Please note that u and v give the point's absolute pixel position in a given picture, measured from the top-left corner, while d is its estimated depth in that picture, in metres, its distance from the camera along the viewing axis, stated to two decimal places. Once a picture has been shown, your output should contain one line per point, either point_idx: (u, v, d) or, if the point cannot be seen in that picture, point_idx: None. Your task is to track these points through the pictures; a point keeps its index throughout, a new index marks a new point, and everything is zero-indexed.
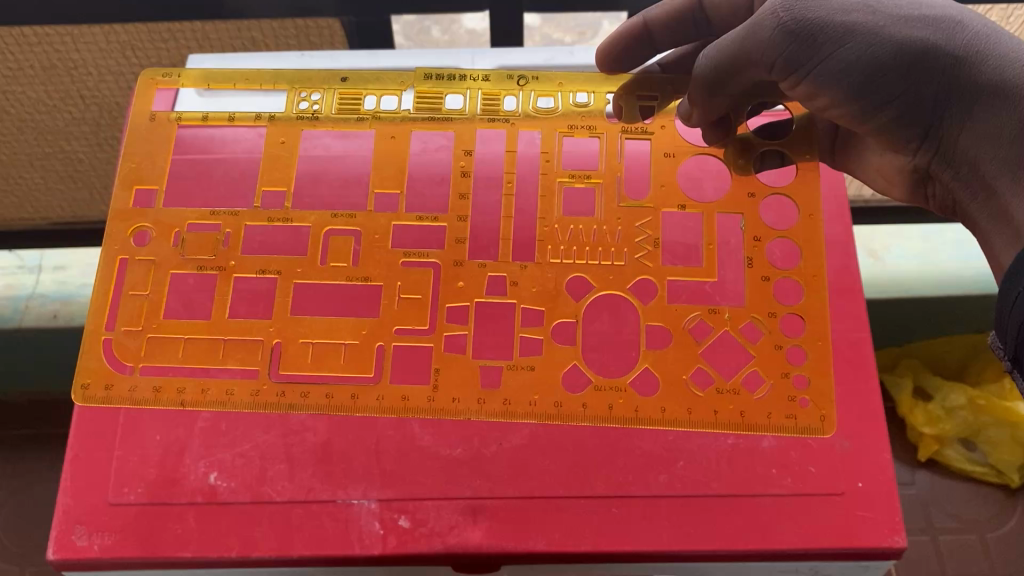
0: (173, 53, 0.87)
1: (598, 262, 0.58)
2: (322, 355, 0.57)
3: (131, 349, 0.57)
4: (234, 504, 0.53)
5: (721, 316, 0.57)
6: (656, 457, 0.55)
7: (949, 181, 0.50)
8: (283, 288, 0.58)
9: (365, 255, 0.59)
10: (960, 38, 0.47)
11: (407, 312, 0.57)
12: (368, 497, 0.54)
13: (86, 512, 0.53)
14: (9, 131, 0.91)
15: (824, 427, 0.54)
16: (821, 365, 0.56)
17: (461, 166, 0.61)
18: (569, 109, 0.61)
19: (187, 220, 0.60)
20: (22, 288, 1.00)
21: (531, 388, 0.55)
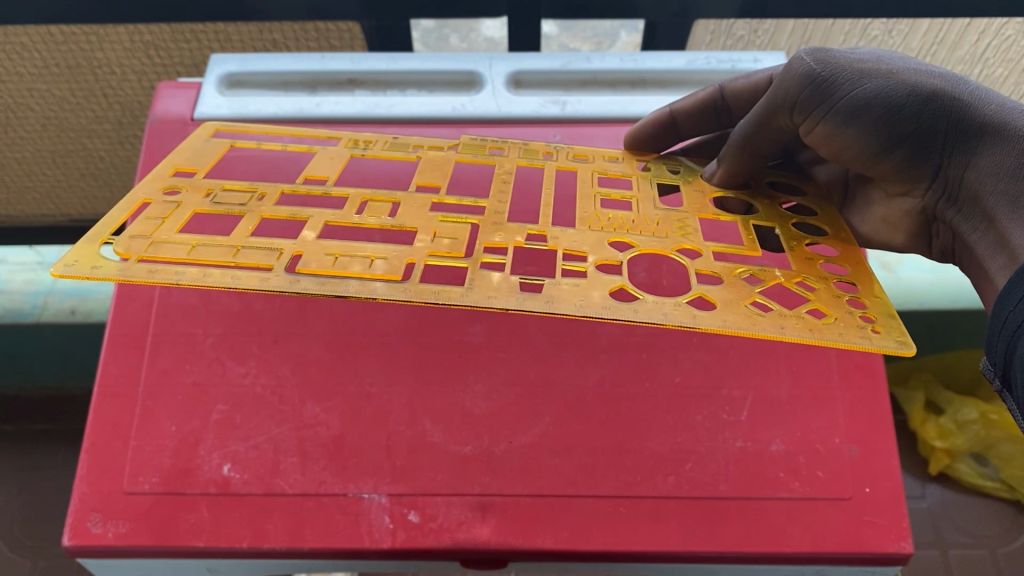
0: (196, 54, 0.88)
1: (640, 233, 0.56)
2: (346, 263, 0.51)
3: (134, 249, 0.51)
4: (247, 496, 0.54)
5: (767, 273, 0.53)
6: (665, 458, 0.55)
7: (951, 219, 0.52)
8: (312, 226, 0.55)
9: (403, 212, 0.57)
10: (964, 87, 0.50)
11: (442, 245, 0.53)
12: (379, 492, 0.54)
13: (102, 500, 0.54)
14: (33, 130, 0.92)
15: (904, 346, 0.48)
16: (884, 308, 0.51)
17: (501, 174, 0.62)
18: (603, 162, 0.64)
19: (223, 185, 0.59)
20: (41, 284, 1.00)
21: (576, 295, 0.49)
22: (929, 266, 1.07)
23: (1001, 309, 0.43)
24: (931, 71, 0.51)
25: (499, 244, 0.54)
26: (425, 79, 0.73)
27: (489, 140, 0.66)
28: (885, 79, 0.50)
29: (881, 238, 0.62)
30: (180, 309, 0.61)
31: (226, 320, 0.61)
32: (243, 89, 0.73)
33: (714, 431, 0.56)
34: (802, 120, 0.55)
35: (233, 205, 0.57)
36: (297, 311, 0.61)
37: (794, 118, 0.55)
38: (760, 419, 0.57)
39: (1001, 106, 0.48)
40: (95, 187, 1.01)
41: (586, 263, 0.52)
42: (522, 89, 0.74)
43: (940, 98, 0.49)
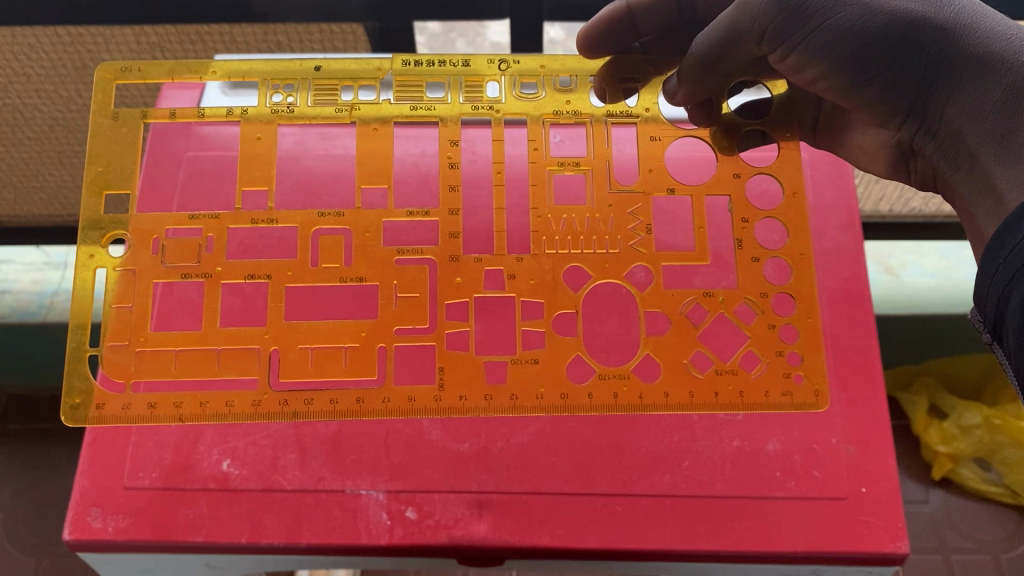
0: (201, 56, 0.88)
1: (596, 254, 0.58)
2: (322, 360, 0.56)
3: (123, 366, 0.56)
4: (246, 491, 0.55)
5: (713, 298, 0.58)
6: (661, 457, 0.56)
7: (933, 154, 0.53)
8: (274, 294, 0.57)
9: (358, 253, 0.58)
10: (944, 12, 0.48)
11: (405, 312, 0.57)
12: (376, 488, 0.55)
13: (102, 494, 0.55)
14: (41, 129, 0.92)
15: (819, 402, 0.55)
16: (814, 342, 0.57)
17: (448, 149, 0.59)
18: (554, 94, 0.60)
19: (166, 226, 0.58)
20: (47, 284, 1.08)
21: (538, 380, 0.55)
22: (932, 270, 1.10)
23: (994, 250, 0.43)
24: None
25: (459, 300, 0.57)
26: None
27: (424, 60, 0.60)
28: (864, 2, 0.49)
29: (859, 167, 0.62)
30: (181, 306, 0.60)
31: None
32: None
33: (711, 430, 0.57)
34: (773, 51, 0.54)
35: (188, 261, 0.58)
36: None
37: (765, 49, 0.54)
38: (757, 418, 0.57)
39: (984, 30, 0.47)
40: None
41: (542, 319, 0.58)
42: None
43: (919, 25, 0.48)
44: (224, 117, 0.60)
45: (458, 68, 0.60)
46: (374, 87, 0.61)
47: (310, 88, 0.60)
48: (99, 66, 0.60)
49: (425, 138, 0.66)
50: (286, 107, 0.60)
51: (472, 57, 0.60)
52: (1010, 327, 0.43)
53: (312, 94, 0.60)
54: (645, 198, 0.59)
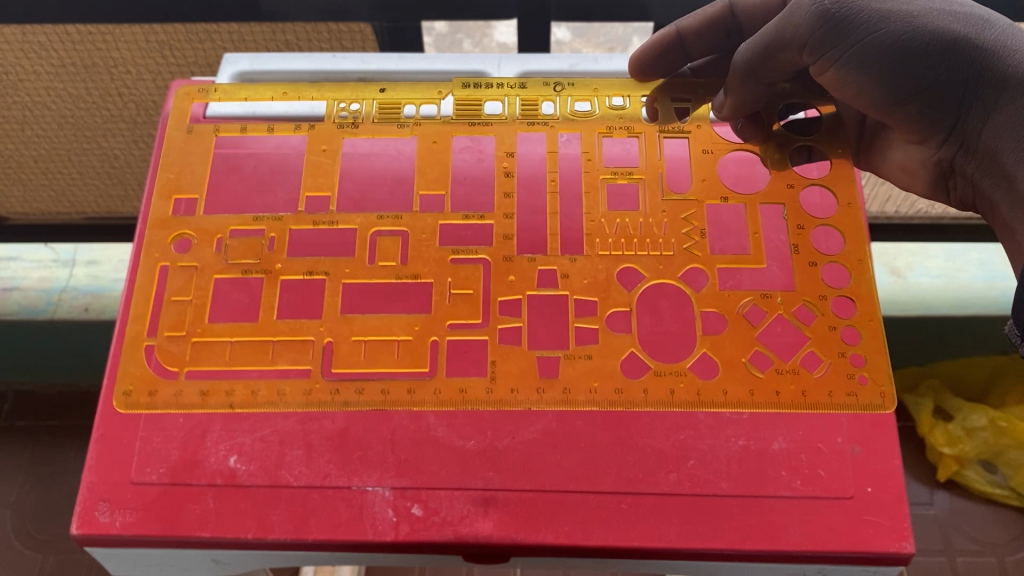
0: (209, 54, 0.87)
1: (647, 254, 0.62)
2: (375, 352, 0.60)
3: (177, 355, 0.60)
4: (253, 487, 0.55)
5: (769, 301, 0.61)
6: (667, 455, 0.55)
7: (971, 172, 0.56)
8: (332, 288, 0.61)
9: (413, 253, 0.62)
10: (986, 34, 0.52)
11: (458, 307, 0.61)
12: (383, 485, 0.55)
13: (110, 489, 0.55)
14: (50, 127, 0.93)
15: (886, 403, 0.57)
16: (874, 344, 0.60)
17: (505, 163, 0.66)
18: (606, 112, 0.68)
19: (230, 227, 0.63)
20: (56, 281, 1.09)
21: (591, 374, 0.58)
22: (938, 271, 1.09)
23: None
24: (954, 11, 0.53)
25: (511, 297, 0.61)
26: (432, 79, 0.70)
27: (483, 84, 0.69)
28: (910, 20, 0.53)
29: (901, 183, 0.67)
30: (192, 304, 0.61)
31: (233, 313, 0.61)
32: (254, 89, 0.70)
33: (716, 428, 0.56)
34: (817, 61, 0.57)
35: (250, 262, 0.62)
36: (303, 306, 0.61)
37: (808, 60, 0.57)
38: (762, 418, 0.57)
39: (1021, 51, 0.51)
40: (110, 186, 1.03)
41: (596, 316, 0.60)
42: None
43: (963, 44, 0.52)
44: (294, 131, 0.67)
45: (517, 90, 0.68)
46: (435, 103, 0.68)
47: (375, 104, 0.68)
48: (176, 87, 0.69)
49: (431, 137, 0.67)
50: (352, 121, 0.68)
51: (528, 80, 0.69)
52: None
53: (377, 109, 0.68)
54: (700, 205, 0.64)
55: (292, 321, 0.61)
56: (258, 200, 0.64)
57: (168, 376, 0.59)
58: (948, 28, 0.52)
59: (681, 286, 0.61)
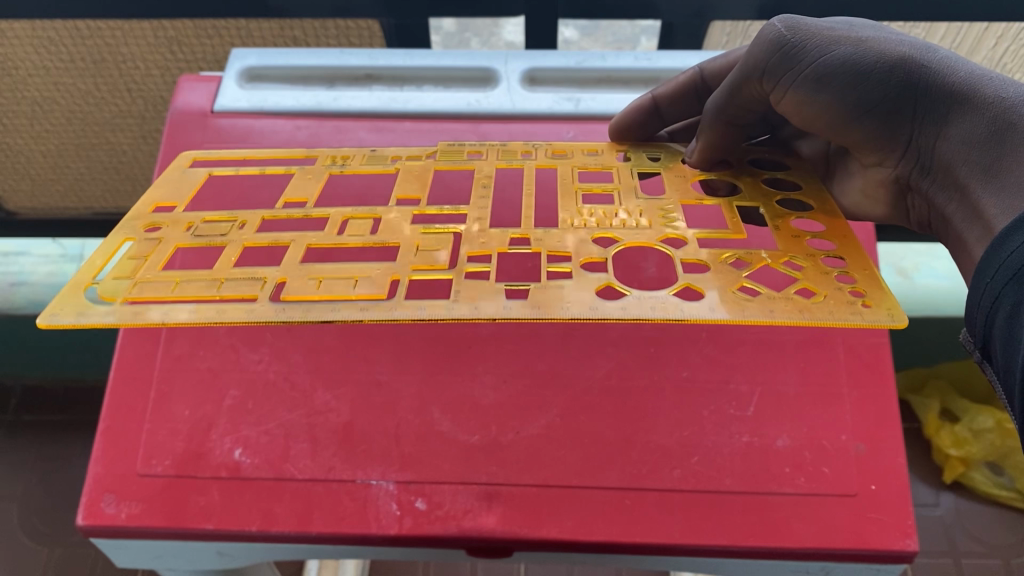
0: (217, 50, 0.88)
1: (626, 226, 0.55)
2: (330, 287, 0.50)
3: (120, 290, 0.50)
4: (258, 480, 0.55)
5: (752, 256, 0.53)
6: (671, 451, 0.55)
7: (932, 188, 0.53)
8: (294, 251, 0.53)
9: (387, 227, 0.55)
10: (934, 56, 0.50)
11: (427, 259, 0.52)
12: (387, 479, 0.55)
13: (116, 481, 0.55)
14: (57, 122, 0.94)
15: (897, 317, 0.47)
16: (874, 281, 0.51)
17: (484, 179, 0.59)
18: (584, 158, 0.63)
19: (204, 217, 0.57)
20: (63, 276, 1.09)
21: (559, 296, 0.48)
22: (947, 272, 1.09)
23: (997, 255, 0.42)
24: (902, 38, 0.51)
25: (484, 251, 0.53)
26: (439, 76, 0.70)
27: (481, 100, 0.67)
28: (855, 47, 0.51)
29: (864, 212, 0.62)
30: None
31: None
32: (263, 83, 0.70)
33: (721, 425, 0.56)
34: (775, 90, 0.55)
35: (215, 236, 0.55)
36: None
37: (766, 87, 0.56)
38: (766, 415, 0.57)
39: (967, 72, 0.49)
40: (118, 181, 1.03)
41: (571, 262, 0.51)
42: (536, 86, 0.70)
43: (909, 66, 0.50)
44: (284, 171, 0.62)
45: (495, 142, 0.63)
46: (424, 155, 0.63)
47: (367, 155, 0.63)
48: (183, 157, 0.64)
49: (438, 131, 0.66)
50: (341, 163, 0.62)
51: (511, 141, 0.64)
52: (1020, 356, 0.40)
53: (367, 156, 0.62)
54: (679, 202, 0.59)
55: (246, 270, 0.52)
56: None
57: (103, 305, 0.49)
58: (894, 52, 0.50)
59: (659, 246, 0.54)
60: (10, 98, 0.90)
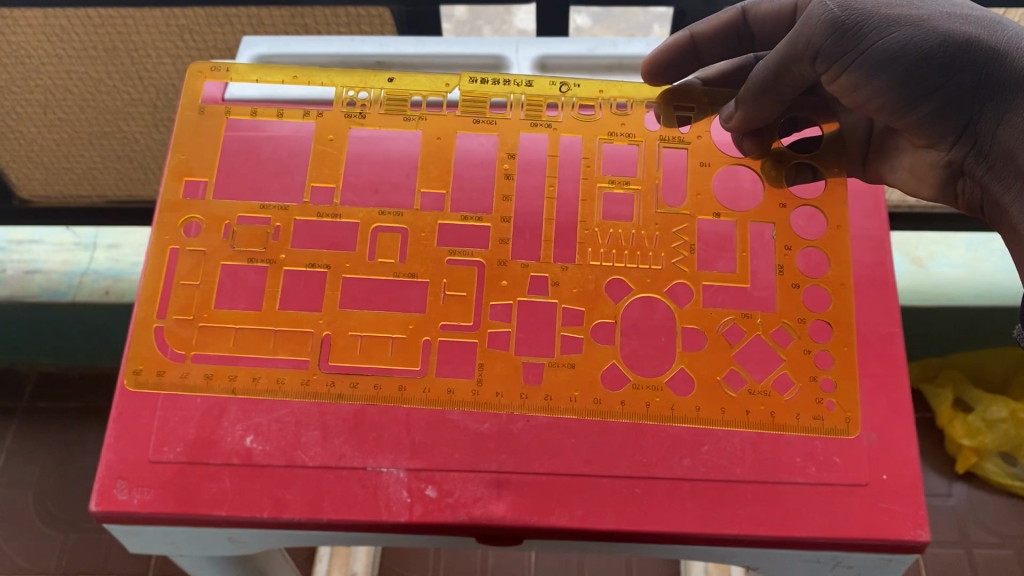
0: (229, 38, 0.87)
1: (636, 266, 0.61)
2: (369, 347, 0.59)
3: (183, 338, 0.60)
4: (269, 467, 0.55)
5: (752, 319, 0.59)
6: (681, 440, 0.55)
7: (981, 173, 0.53)
8: (332, 281, 0.61)
9: (412, 251, 0.62)
10: (999, 35, 0.49)
11: (452, 309, 0.60)
12: (397, 466, 0.55)
13: (128, 468, 0.56)
14: (71, 110, 0.94)
15: (850, 428, 0.56)
16: (848, 369, 0.58)
17: (508, 159, 0.64)
18: (609, 117, 0.65)
19: (238, 213, 0.63)
20: (77, 264, 1.12)
21: (574, 384, 0.58)
22: (961, 262, 1.09)
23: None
24: (964, 15, 0.51)
25: (503, 300, 0.60)
26: (451, 64, 0.70)
27: (491, 81, 0.66)
28: (917, 25, 0.50)
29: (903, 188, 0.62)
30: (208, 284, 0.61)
31: (251, 295, 0.61)
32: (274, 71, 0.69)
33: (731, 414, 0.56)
34: (826, 70, 0.54)
35: (252, 247, 0.62)
36: (317, 288, 0.61)
37: (820, 69, 0.54)
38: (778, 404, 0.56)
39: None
40: (131, 170, 1.03)
41: (581, 327, 0.60)
42: (548, 74, 0.69)
43: (975, 47, 0.49)
44: (301, 117, 0.66)
45: (522, 87, 0.66)
46: (442, 96, 0.66)
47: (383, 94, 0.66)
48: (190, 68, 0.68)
49: (450, 119, 0.66)
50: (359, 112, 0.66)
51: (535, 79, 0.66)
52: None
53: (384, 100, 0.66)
54: (694, 217, 0.62)
55: (291, 312, 0.61)
56: (276, 182, 0.64)
57: (174, 358, 0.60)
58: (959, 31, 0.50)
59: (659, 297, 0.60)
60: (25, 85, 0.91)
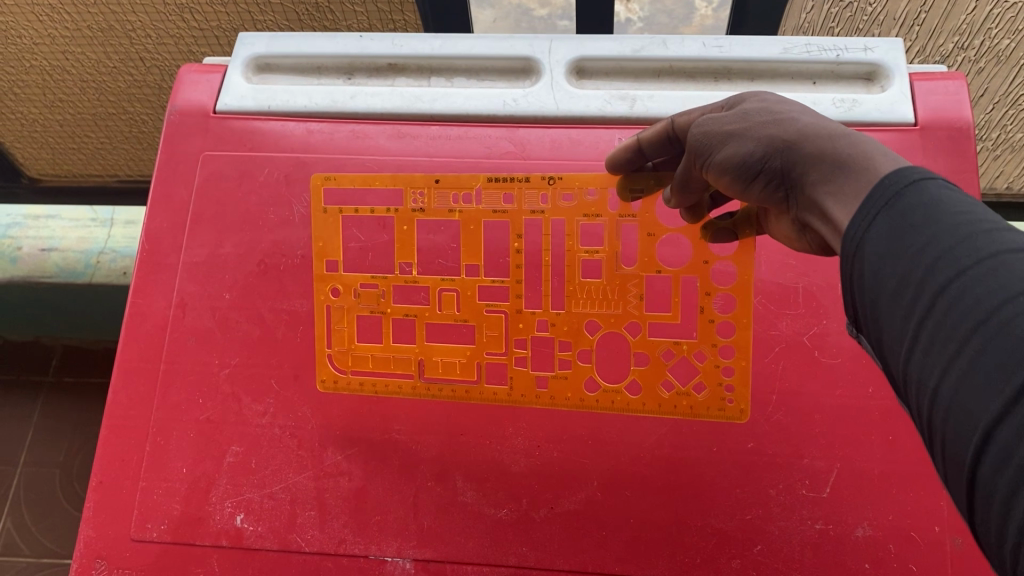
0: (234, 17, 0.79)
1: (604, 300, 0.51)
2: (440, 367, 0.53)
3: (343, 359, 0.53)
4: (262, 551, 0.50)
5: (680, 344, 0.51)
6: (730, 537, 0.47)
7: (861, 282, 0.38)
8: (420, 330, 0.53)
9: (470, 293, 0.53)
10: (786, 127, 0.39)
11: (485, 337, 0.53)
12: (403, 555, 0.49)
13: (108, 546, 0.50)
14: (73, 91, 0.87)
15: (741, 415, 0.49)
16: (747, 374, 0.50)
17: (516, 241, 0.53)
18: (582, 201, 0.52)
19: (359, 274, 0.54)
20: (94, 242, 1.04)
21: (565, 394, 0.51)
22: None
23: (852, 260, 0.33)
24: (791, 112, 0.40)
25: (514, 334, 0.52)
26: (474, 66, 0.59)
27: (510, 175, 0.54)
28: (716, 146, 0.42)
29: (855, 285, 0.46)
30: (194, 334, 0.54)
31: (242, 347, 0.53)
32: (274, 75, 0.61)
33: (790, 508, 0.48)
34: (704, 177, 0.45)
35: (371, 305, 0.54)
36: (309, 344, 0.53)
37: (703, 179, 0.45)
38: (845, 496, 0.48)
39: (820, 136, 0.37)
40: (141, 150, 0.95)
41: (564, 353, 0.52)
42: (584, 80, 0.59)
43: (760, 156, 0.39)
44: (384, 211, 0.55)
45: (521, 182, 0.53)
46: (473, 192, 0.54)
47: (438, 191, 0.54)
48: (311, 180, 0.56)
49: (467, 139, 0.56)
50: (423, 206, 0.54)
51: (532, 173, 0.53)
52: (906, 361, 0.31)
53: (442, 198, 0.54)
54: (640, 276, 0.51)
55: (405, 346, 0.53)
56: (272, 214, 0.56)
57: (338, 370, 0.53)
58: (744, 142, 0.40)
59: (618, 333, 0.51)
60: (20, 66, 0.84)
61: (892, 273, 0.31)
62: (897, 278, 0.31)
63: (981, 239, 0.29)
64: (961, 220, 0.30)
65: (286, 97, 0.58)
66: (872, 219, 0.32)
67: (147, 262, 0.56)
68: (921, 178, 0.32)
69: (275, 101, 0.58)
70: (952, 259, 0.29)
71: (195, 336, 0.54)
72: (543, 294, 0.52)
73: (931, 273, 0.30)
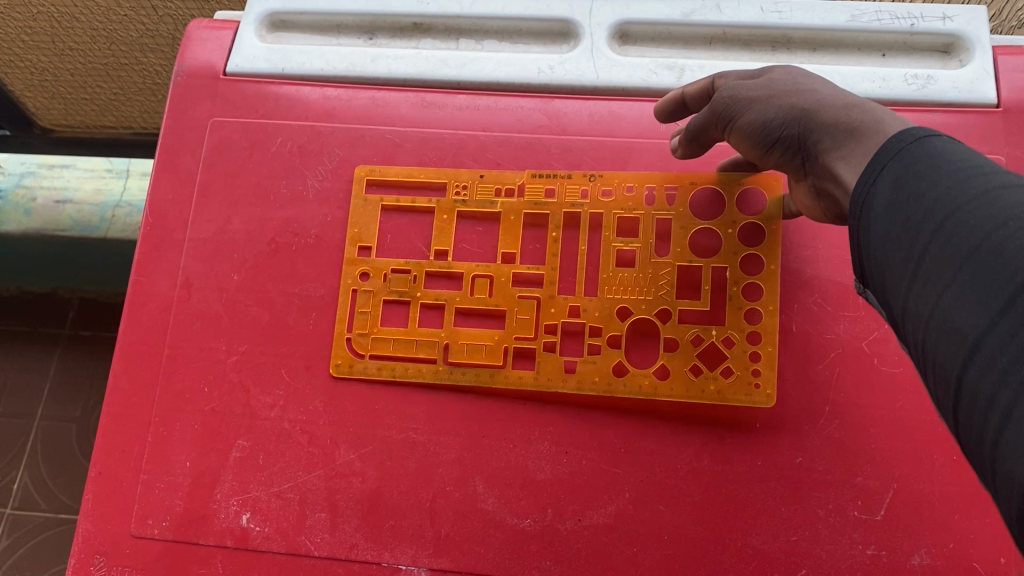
0: None
1: (637, 284, 0.48)
2: (460, 351, 0.49)
3: (363, 342, 0.49)
4: (268, 553, 0.46)
5: (709, 330, 0.47)
6: (773, 559, 0.43)
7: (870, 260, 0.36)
8: (447, 314, 0.49)
9: (500, 280, 0.49)
10: (804, 95, 0.36)
11: (512, 321, 0.49)
12: (418, 564, 0.45)
13: (108, 542, 0.47)
14: (82, 41, 0.82)
15: (766, 399, 0.45)
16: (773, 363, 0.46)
17: (553, 231, 0.50)
18: (620, 196, 0.49)
19: (393, 262, 0.50)
20: (111, 195, 1.01)
21: (590, 381, 0.47)
22: None
23: (856, 213, 0.31)
24: (812, 81, 0.37)
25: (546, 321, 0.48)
26: (506, 28, 0.54)
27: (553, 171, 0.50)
28: (732, 114, 0.39)
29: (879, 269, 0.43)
30: (199, 317, 0.50)
31: (251, 332, 0.50)
32: (289, 34, 0.56)
33: (839, 531, 0.44)
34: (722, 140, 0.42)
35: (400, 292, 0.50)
36: (323, 331, 0.50)
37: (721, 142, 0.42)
38: (900, 520, 0.44)
39: (836, 104, 0.35)
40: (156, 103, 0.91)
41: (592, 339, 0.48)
42: (628, 46, 0.54)
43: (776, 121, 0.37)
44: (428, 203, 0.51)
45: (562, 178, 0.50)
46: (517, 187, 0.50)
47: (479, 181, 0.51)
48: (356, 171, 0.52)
49: (495, 110, 0.52)
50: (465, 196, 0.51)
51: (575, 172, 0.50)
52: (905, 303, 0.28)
53: (483, 189, 0.51)
54: (673, 265, 0.48)
55: (429, 332, 0.49)
56: (284, 188, 0.52)
57: (354, 354, 0.49)
58: (763, 107, 0.37)
59: (650, 323, 0.48)
60: (25, 12, 0.79)
61: (894, 221, 0.29)
62: (898, 226, 0.29)
63: (982, 178, 0.27)
64: (962, 167, 0.28)
65: (301, 60, 0.53)
66: (880, 172, 0.30)
67: (150, 236, 0.52)
68: (927, 136, 0.30)
69: (290, 64, 0.53)
70: (949, 194, 0.27)
71: (201, 319, 0.50)
72: (578, 282, 0.49)
73: (928, 208, 0.28)
